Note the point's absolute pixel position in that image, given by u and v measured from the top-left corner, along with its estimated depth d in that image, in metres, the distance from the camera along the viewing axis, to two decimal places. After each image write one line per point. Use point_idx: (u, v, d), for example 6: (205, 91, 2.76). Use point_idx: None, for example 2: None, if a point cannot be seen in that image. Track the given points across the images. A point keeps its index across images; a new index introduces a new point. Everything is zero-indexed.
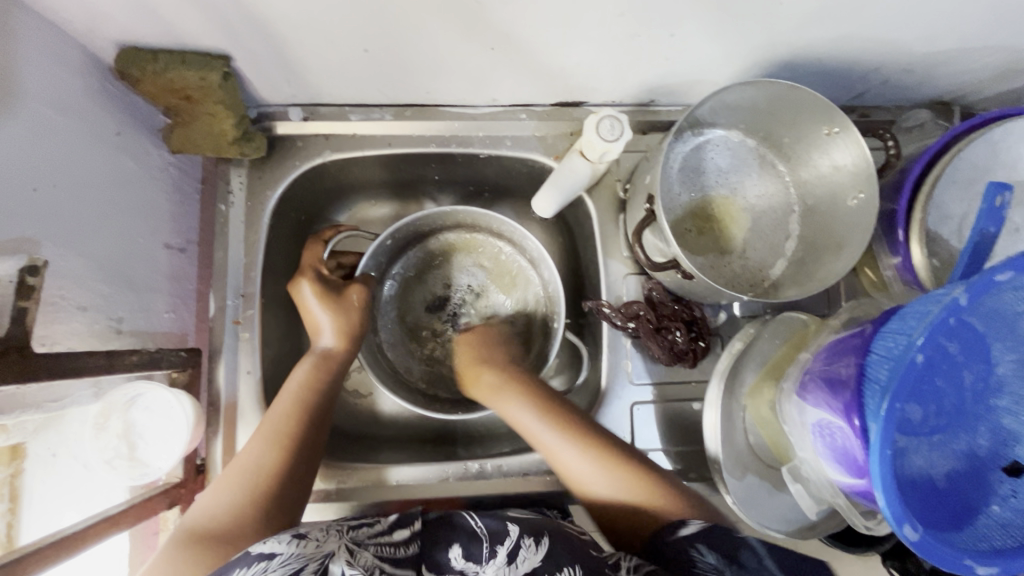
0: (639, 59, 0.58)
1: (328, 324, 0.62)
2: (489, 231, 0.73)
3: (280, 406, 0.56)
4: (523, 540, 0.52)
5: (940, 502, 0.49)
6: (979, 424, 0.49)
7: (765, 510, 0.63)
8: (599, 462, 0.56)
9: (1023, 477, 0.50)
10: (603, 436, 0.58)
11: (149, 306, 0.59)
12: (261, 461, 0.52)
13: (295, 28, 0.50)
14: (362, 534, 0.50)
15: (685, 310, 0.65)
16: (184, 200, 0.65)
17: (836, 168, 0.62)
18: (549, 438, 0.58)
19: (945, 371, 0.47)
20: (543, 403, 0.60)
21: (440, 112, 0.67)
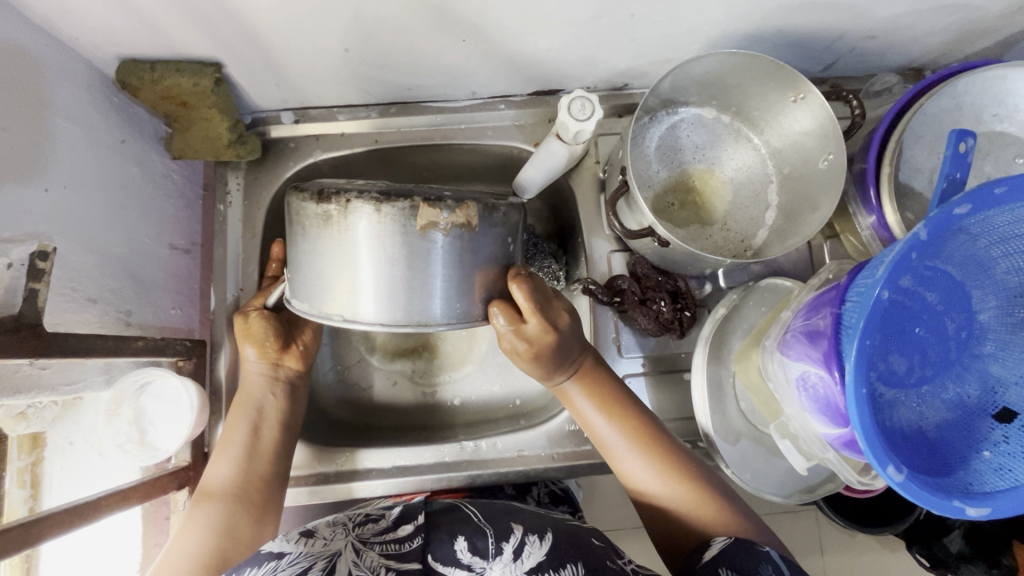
0: (606, 42, 0.60)
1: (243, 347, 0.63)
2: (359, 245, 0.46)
3: (238, 420, 0.58)
4: (528, 537, 0.53)
5: (929, 450, 0.49)
6: (966, 371, 0.49)
7: (760, 474, 0.63)
8: (656, 468, 0.56)
9: (1017, 423, 0.49)
10: (658, 436, 0.58)
11: (156, 302, 0.63)
12: (238, 462, 0.56)
13: (280, 32, 0.54)
14: (369, 532, 0.55)
15: (670, 281, 0.66)
16: (187, 205, 0.69)
17: (806, 133, 0.64)
18: (611, 439, 0.58)
19: (922, 318, 0.47)
20: (605, 403, 0.58)
21: (424, 108, 0.70)
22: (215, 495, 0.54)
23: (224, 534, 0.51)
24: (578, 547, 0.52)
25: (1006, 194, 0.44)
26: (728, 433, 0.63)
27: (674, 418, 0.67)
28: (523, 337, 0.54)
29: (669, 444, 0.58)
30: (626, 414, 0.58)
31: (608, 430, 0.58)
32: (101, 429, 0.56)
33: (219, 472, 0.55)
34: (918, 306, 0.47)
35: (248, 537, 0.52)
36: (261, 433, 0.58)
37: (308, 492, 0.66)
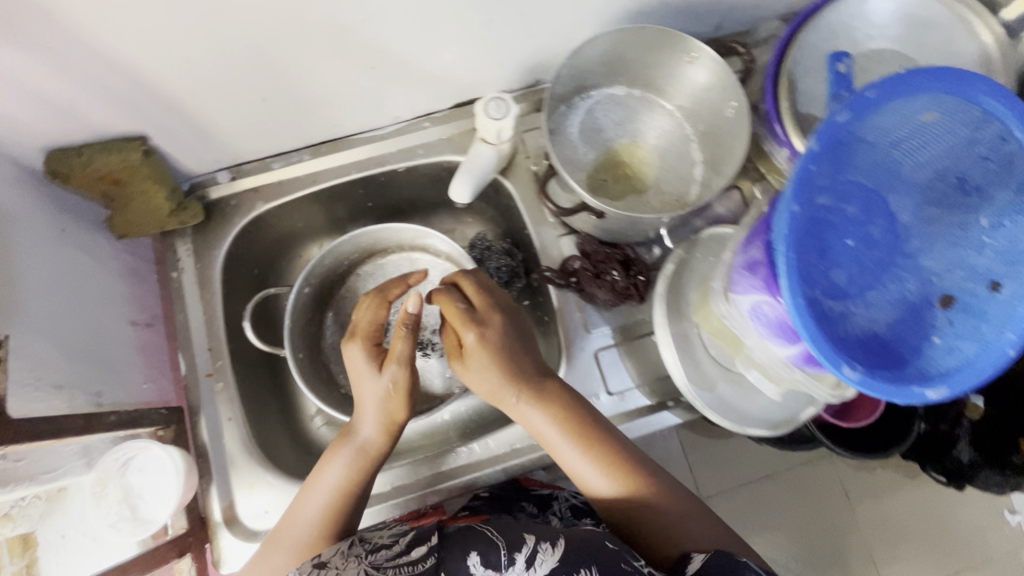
0: (506, 43, 0.64)
1: (371, 418, 0.59)
2: (399, 259, 0.84)
3: (336, 476, 0.59)
4: (540, 545, 0.52)
5: (886, 350, 0.51)
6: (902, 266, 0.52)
7: (742, 414, 0.64)
8: (625, 486, 0.57)
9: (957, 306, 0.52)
10: (626, 456, 0.59)
11: (126, 378, 0.63)
12: (324, 513, 0.58)
13: (195, 93, 0.56)
14: (382, 557, 0.54)
15: (617, 251, 0.69)
16: (141, 282, 0.70)
17: (707, 88, 0.68)
18: (581, 467, 0.59)
19: (847, 227, 0.51)
20: (572, 432, 0.59)
21: (353, 141, 0.73)
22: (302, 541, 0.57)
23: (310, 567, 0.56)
24: (590, 550, 0.51)
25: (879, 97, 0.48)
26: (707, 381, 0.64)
27: (651, 380, 0.69)
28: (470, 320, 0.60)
29: (631, 455, 0.59)
30: (592, 438, 0.59)
31: (580, 461, 0.58)
32: (92, 515, 0.55)
33: (301, 526, 0.58)
34: (838, 215, 0.49)
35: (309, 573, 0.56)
36: (354, 491, 0.59)
37: None
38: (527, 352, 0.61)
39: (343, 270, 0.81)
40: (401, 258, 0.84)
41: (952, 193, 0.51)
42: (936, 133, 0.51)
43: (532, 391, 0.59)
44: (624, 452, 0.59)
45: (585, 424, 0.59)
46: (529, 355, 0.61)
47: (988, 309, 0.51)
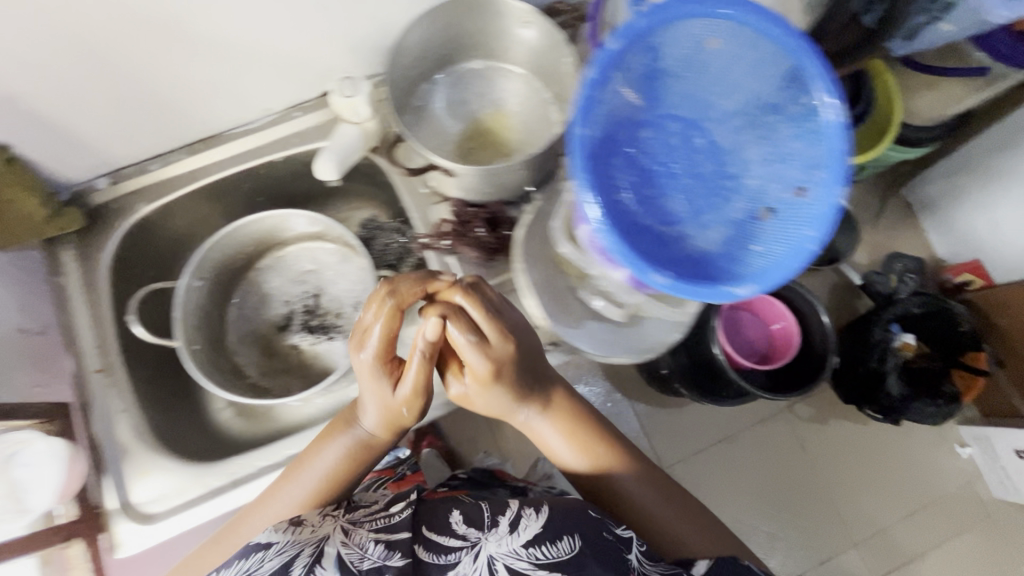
0: (336, 32, 0.71)
1: (378, 408, 0.71)
2: (296, 249, 0.87)
3: (330, 472, 0.75)
4: (527, 512, 0.76)
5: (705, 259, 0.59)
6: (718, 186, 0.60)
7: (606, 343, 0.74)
8: (601, 469, 0.82)
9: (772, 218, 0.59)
10: (606, 447, 0.83)
11: (12, 380, 0.74)
12: (327, 485, 0.76)
13: (40, 94, 0.64)
14: (360, 515, 0.77)
15: (484, 210, 0.74)
16: (33, 288, 0.79)
17: (539, 46, 0.73)
18: (570, 459, 0.83)
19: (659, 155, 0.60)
20: (570, 435, 0.82)
21: (222, 137, 0.82)
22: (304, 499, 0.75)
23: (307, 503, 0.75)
24: (571, 521, 0.74)
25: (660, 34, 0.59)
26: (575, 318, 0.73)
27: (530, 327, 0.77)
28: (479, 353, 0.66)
29: (608, 445, 0.84)
30: (580, 438, 0.82)
31: (568, 453, 0.83)
32: None
33: (301, 488, 0.75)
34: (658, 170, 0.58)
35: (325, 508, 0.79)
36: (343, 476, 0.76)
37: (206, 503, 0.76)
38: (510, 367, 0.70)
39: (244, 262, 0.85)
40: (300, 251, 0.88)
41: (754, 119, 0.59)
42: (723, 60, 0.59)
43: (541, 406, 0.80)
44: (603, 449, 0.83)
45: (585, 427, 0.83)
46: (515, 370, 0.70)
47: (796, 212, 0.58)
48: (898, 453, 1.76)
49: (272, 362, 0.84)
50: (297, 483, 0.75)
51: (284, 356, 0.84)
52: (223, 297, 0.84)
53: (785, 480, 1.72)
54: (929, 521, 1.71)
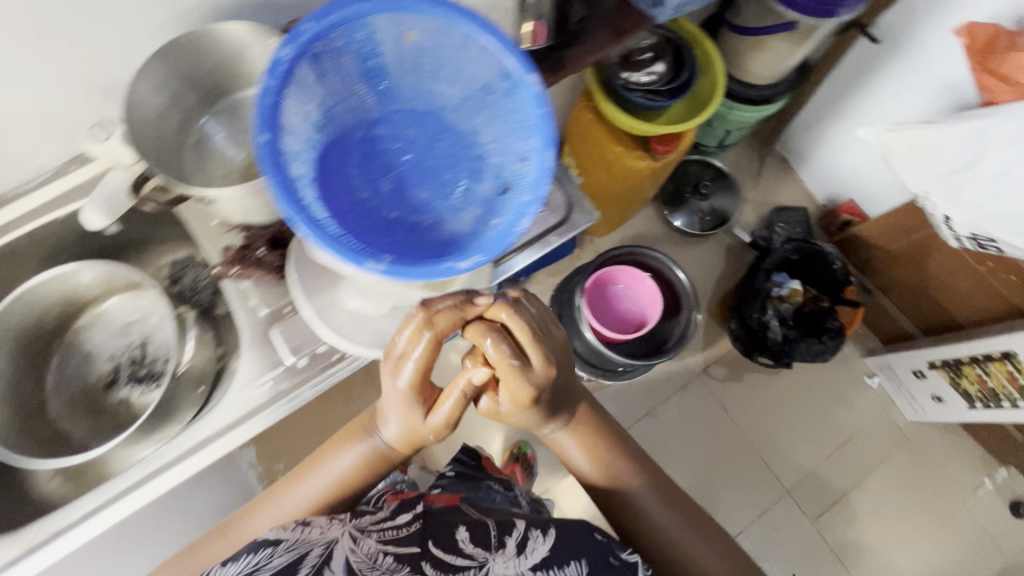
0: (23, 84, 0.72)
1: (437, 422, 0.79)
2: (99, 306, 0.96)
3: (384, 452, 0.87)
4: (532, 533, 0.84)
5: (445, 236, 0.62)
6: (441, 167, 0.63)
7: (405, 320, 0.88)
8: (631, 484, 0.92)
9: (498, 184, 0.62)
10: (625, 459, 0.94)
11: None
12: (328, 492, 0.88)
13: None
14: (366, 523, 0.84)
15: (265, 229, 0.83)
16: None
17: None
18: (588, 468, 0.93)
19: (375, 150, 0.62)
20: (591, 449, 0.92)
21: None
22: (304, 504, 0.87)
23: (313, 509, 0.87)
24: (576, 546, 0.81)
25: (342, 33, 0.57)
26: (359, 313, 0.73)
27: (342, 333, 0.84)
28: (517, 380, 0.76)
29: (632, 462, 0.94)
30: (610, 461, 0.92)
31: (587, 464, 0.93)
32: None
33: (303, 492, 0.87)
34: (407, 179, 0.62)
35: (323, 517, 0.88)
36: (343, 486, 0.88)
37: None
38: (544, 394, 0.80)
39: (52, 328, 0.93)
40: (121, 300, 0.96)
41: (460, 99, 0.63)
42: (420, 49, 0.60)
43: (565, 426, 0.91)
44: (635, 479, 0.92)
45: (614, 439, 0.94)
46: (543, 400, 0.81)
47: (521, 178, 0.60)
48: (824, 400, 1.80)
49: (118, 406, 0.93)
50: (304, 489, 0.87)
51: (123, 403, 0.94)
52: (43, 365, 0.92)
53: (712, 440, 1.76)
54: (853, 454, 1.77)
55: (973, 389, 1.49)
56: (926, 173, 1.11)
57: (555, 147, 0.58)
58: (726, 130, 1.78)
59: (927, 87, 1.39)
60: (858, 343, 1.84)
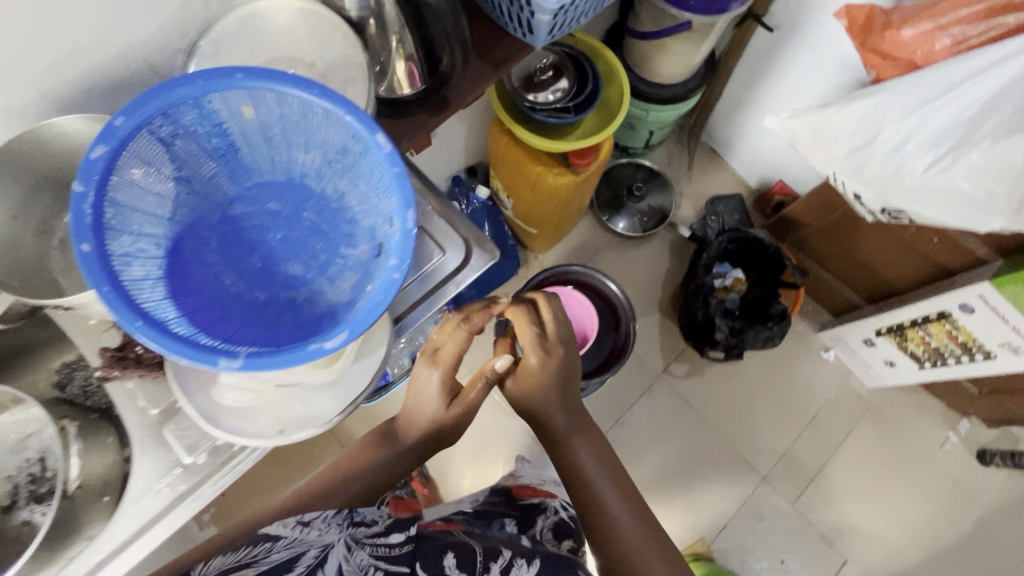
0: None
1: (454, 404, 0.83)
2: None
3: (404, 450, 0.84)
4: (516, 561, 0.76)
5: (319, 312, 0.58)
6: (308, 240, 0.60)
7: (307, 405, 0.68)
8: (627, 506, 0.84)
9: (368, 250, 0.59)
10: (626, 486, 0.87)
11: None
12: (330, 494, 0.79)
13: None
14: (361, 533, 0.70)
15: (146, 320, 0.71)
16: None
17: None
18: (593, 473, 0.86)
19: (232, 234, 0.59)
20: (597, 456, 0.88)
21: None
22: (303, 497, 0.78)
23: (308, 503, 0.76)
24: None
25: (166, 123, 0.53)
26: (251, 419, 0.67)
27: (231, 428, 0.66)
28: (536, 351, 0.84)
29: (631, 492, 0.86)
30: (612, 470, 0.88)
31: (592, 467, 0.86)
32: None
33: (303, 491, 0.78)
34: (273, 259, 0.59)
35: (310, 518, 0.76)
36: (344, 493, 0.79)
37: None
38: (552, 387, 0.86)
39: None
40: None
41: (317, 168, 0.60)
42: (262, 122, 0.56)
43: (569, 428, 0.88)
44: (626, 503, 0.84)
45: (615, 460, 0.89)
46: (554, 389, 0.86)
47: (389, 241, 0.58)
48: (786, 382, 1.81)
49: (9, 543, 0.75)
50: (307, 485, 0.80)
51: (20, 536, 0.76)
52: None
53: (684, 439, 1.75)
54: (822, 431, 1.78)
55: (920, 350, 1.51)
56: (828, 157, 1.13)
57: (415, 205, 0.56)
58: (649, 131, 1.79)
59: (825, 69, 1.43)
60: (811, 319, 1.86)
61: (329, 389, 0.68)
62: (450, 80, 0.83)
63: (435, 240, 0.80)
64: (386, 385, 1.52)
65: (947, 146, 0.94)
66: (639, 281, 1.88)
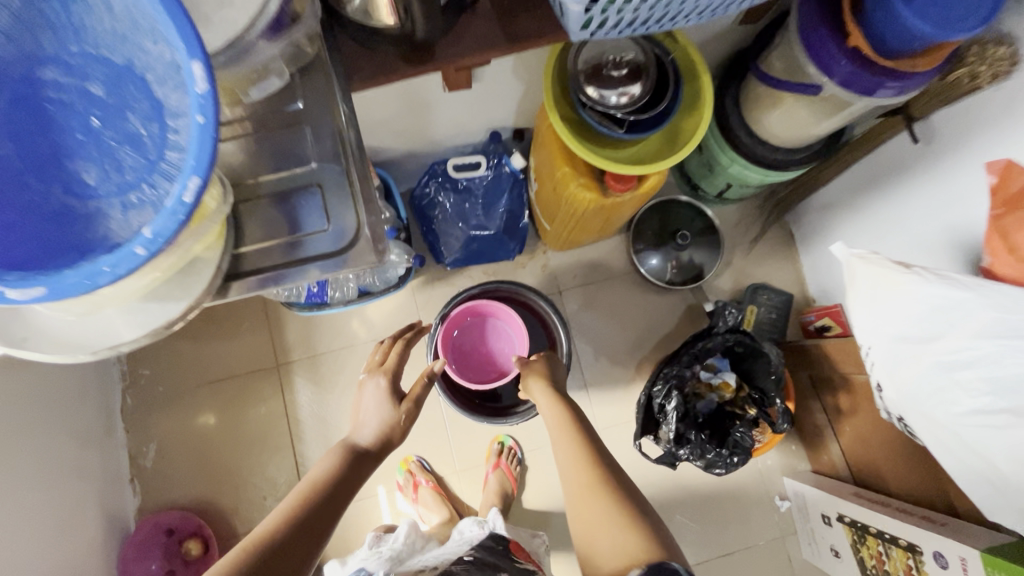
0: None
1: (387, 416, 0.99)
2: None
3: (353, 462, 0.91)
4: None
5: (64, 233, 0.47)
6: (99, 140, 0.48)
7: (67, 328, 0.58)
8: (579, 446, 0.99)
9: (157, 192, 0.48)
10: (586, 430, 1.02)
11: None
12: (304, 491, 0.84)
13: None
14: None
15: None
16: None
17: None
18: (558, 432, 1.04)
19: (10, 91, 0.47)
20: (562, 416, 1.05)
21: None
22: (290, 505, 0.82)
23: (288, 514, 0.80)
24: None
25: None
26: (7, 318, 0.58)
27: None
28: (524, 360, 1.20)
29: (591, 436, 1.01)
30: (569, 425, 1.03)
31: (555, 427, 1.05)
32: None
33: (285, 502, 0.83)
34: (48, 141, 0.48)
35: (293, 532, 0.78)
36: (323, 493, 0.84)
37: None
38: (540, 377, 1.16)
39: None
40: None
41: (142, 64, 0.47)
42: None
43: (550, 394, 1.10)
44: (581, 444, 0.99)
45: (580, 419, 1.05)
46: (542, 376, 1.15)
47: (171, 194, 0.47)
48: (723, 506, 1.61)
49: None
50: (287, 496, 0.85)
51: None
52: None
53: None
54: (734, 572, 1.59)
55: (869, 561, 1.28)
56: (876, 327, 0.90)
57: (205, 179, 0.47)
58: (726, 184, 1.52)
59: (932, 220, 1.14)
60: (786, 459, 1.63)
61: (123, 310, 0.58)
62: (415, 36, 0.72)
63: (326, 205, 0.69)
64: (322, 304, 1.44)
65: (1004, 404, 0.73)
66: (633, 329, 1.69)
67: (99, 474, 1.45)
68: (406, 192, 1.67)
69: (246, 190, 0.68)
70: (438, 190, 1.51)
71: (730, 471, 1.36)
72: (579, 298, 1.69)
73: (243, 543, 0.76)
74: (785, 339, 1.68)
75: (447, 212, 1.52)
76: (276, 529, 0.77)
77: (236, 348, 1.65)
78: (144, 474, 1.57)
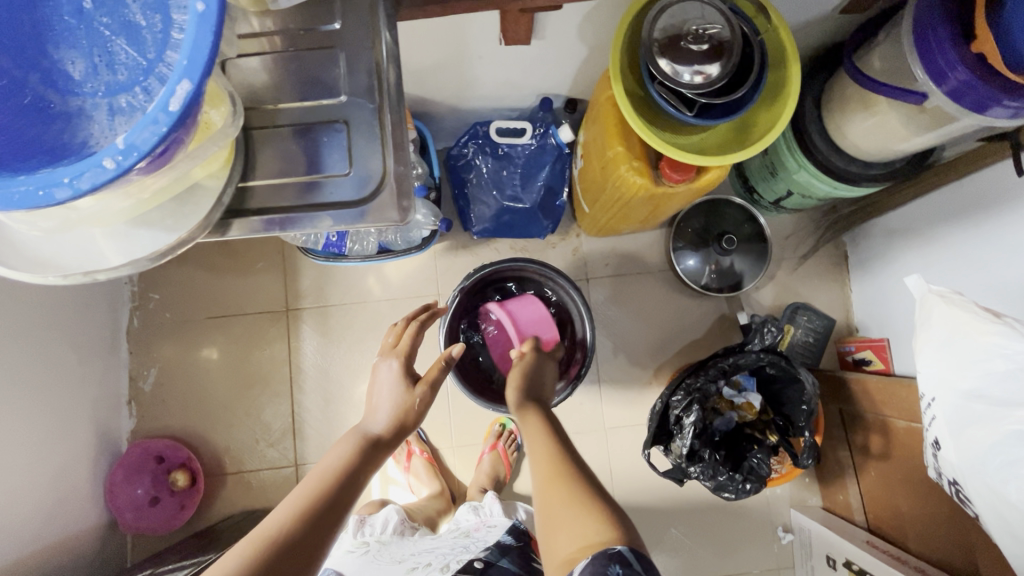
0: None
1: (400, 399, 0.93)
2: None
3: (365, 452, 0.86)
4: None
5: (39, 132, 0.42)
6: (96, 36, 0.43)
7: (47, 244, 0.53)
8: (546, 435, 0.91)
9: (142, 103, 0.42)
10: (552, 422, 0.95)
11: None
12: (314, 485, 0.78)
13: None
14: None
15: None
16: None
17: None
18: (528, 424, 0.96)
19: None
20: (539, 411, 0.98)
21: None
22: (301, 500, 0.76)
23: (295, 512, 0.74)
24: None
25: None
26: None
27: None
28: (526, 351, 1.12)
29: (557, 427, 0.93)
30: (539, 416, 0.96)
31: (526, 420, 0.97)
32: None
33: (296, 496, 0.78)
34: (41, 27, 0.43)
35: (299, 532, 0.72)
36: (334, 490, 0.78)
37: None
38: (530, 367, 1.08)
39: None
40: None
41: None
42: None
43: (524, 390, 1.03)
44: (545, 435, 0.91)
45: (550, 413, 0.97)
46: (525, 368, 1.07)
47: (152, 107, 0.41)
48: (722, 526, 1.54)
49: None
50: (298, 488, 0.79)
51: None
52: None
53: None
54: None
55: None
56: (942, 377, 0.80)
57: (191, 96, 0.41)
58: (787, 190, 1.39)
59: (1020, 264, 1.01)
60: (796, 490, 1.54)
61: (106, 232, 0.53)
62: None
63: (350, 147, 0.61)
64: (339, 256, 1.36)
65: None
66: (658, 330, 1.59)
67: (97, 391, 1.44)
68: (442, 150, 1.58)
69: (264, 116, 0.61)
70: (477, 153, 1.41)
71: (739, 496, 1.27)
72: (607, 289, 1.60)
73: (251, 539, 0.71)
74: (818, 366, 1.56)
75: (483, 176, 1.42)
76: (283, 529, 0.72)
77: (248, 286, 1.60)
78: (142, 398, 1.55)
